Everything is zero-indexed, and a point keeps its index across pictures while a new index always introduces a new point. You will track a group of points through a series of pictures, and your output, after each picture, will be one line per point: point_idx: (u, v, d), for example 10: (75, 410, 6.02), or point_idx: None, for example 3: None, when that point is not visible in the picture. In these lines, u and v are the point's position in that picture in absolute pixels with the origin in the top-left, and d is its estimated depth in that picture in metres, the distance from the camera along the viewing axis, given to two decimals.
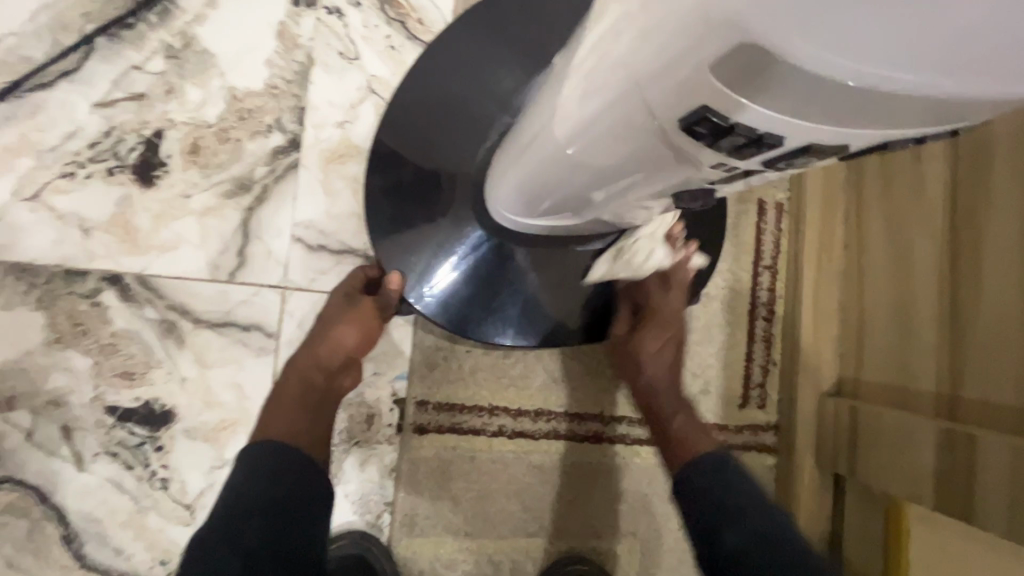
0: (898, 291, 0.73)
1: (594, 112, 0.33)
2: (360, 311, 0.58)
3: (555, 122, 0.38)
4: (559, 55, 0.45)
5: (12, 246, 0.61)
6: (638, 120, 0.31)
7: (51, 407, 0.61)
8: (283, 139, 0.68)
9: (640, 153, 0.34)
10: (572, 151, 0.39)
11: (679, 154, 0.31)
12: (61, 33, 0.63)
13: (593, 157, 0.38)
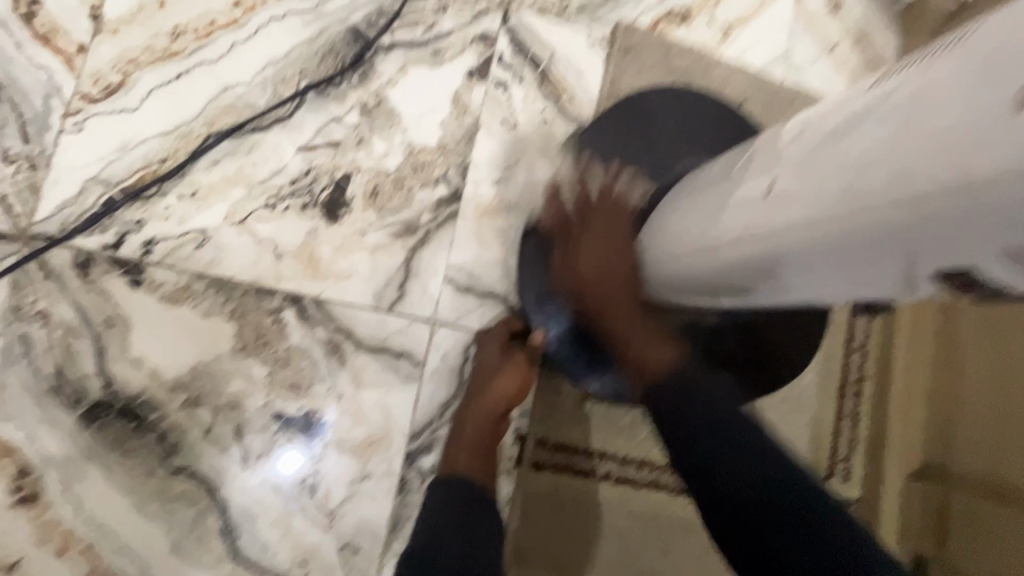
0: (990, 387, 0.75)
1: (817, 237, 0.41)
2: (516, 363, 0.70)
3: (760, 235, 0.47)
4: (736, 170, 0.54)
5: (218, 262, 0.69)
6: (868, 258, 0.38)
7: (229, 408, 0.68)
8: (447, 190, 0.77)
9: (849, 276, 0.42)
10: (771, 259, 0.47)
11: (898, 284, 0.39)
12: (282, 86, 0.73)
13: (792, 268, 0.46)
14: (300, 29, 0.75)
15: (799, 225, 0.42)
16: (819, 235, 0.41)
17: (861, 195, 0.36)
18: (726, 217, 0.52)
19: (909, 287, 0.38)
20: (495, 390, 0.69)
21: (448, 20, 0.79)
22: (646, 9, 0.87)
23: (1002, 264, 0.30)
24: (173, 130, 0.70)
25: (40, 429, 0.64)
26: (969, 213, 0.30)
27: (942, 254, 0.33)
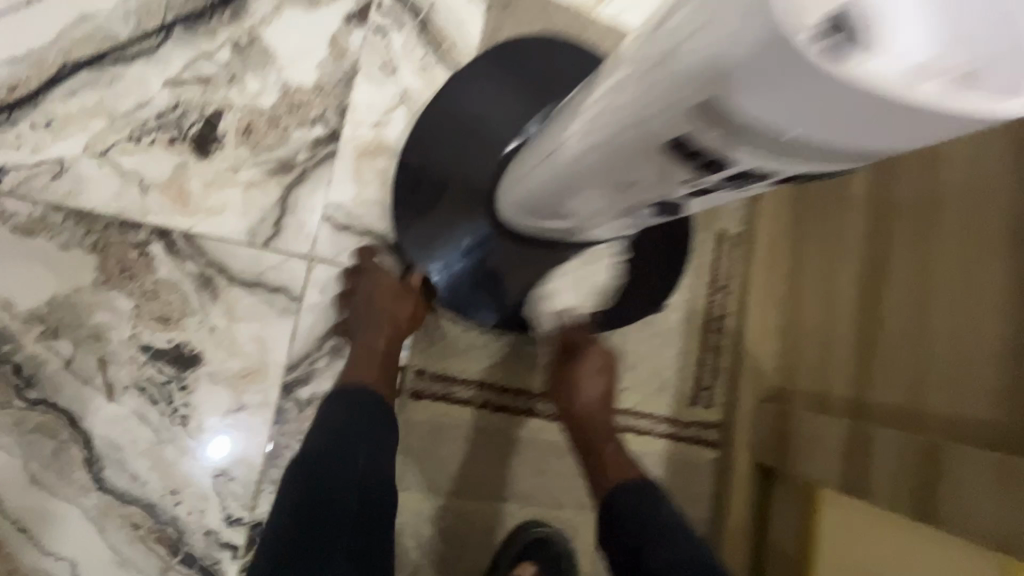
0: (824, 310, 0.85)
1: (602, 133, 0.44)
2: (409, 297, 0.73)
3: (571, 140, 0.50)
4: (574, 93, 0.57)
5: (78, 194, 0.69)
6: (632, 146, 0.41)
7: (93, 340, 0.68)
8: (324, 131, 0.79)
9: (630, 169, 0.44)
10: (578, 162, 0.50)
11: (661, 169, 0.41)
12: (146, 19, 0.72)
13: (592, 170, 0.49)
14: None
15: (592, 123, 0.45)
16: (624, 140, 0.41)
17: (625, 83, 0.39)
18: (555, 136, 0.55)
19: (670, 175, 0.41)
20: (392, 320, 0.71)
21: None
22: None
23: (705, 129, 0.32)
24: (26, 58, 0.68)
25: None
26: (671, 75, 0.32)
27: (669, 127, 0.35)
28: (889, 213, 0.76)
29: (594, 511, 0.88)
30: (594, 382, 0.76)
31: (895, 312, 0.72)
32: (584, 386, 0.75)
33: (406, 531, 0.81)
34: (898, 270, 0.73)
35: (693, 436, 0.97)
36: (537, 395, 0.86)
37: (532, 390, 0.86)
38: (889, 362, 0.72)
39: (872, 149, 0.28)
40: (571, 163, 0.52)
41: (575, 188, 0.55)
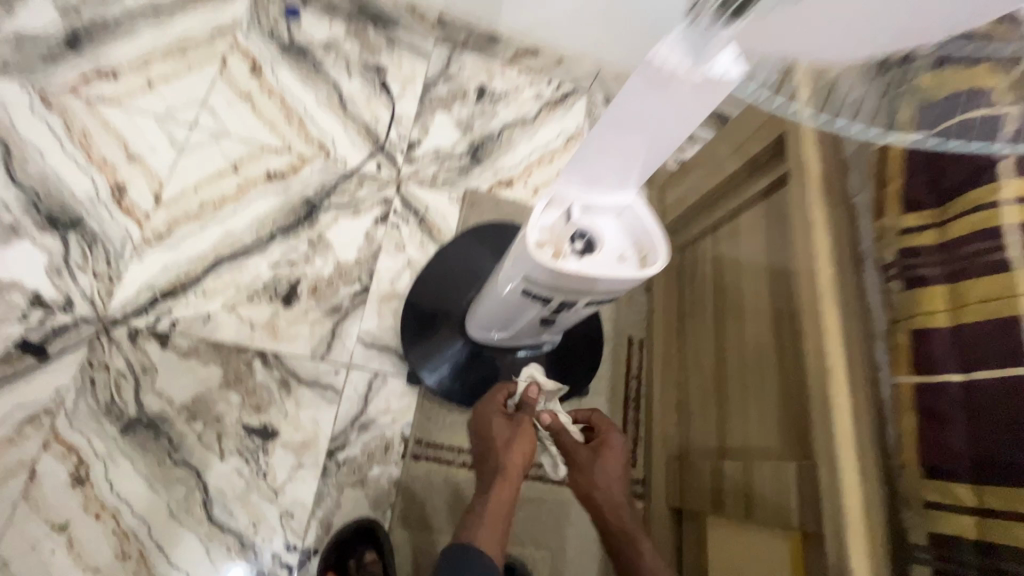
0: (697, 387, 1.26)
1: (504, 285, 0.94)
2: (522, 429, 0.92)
3: (493, 289, 1.00)
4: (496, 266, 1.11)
5: (215, 332, 1.15)
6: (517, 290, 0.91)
7: (215, 421, 1.09)
8: (360, 286, 1.28)
9: (520, 301, 0.93)
10: (499, 300, 0.99)
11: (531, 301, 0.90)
12: (262, 231, 1.26)
13: (506, 303, 0.98)
14: (275, 199, 1.30)
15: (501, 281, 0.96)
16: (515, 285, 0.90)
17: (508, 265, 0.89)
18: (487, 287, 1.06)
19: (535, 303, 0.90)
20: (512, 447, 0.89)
21: (364, 191, 1.37)
22: (485, 180, 1.49)
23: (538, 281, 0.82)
24: (195, 257, 1.20)
25: (93, 436, 1.03)
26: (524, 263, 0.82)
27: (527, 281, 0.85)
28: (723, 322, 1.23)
29: (546, 547, 1.21)
30: (611, 489, 0.93)
31: (731, 382, 1.15)
32: (609, 490, 0.93)
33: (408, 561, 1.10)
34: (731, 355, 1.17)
35: (622, 489, 1.30)
36: None
37: None
38: (731, 414, 1.12)
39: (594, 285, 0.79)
40: (496, 300, 1.01)
41: (501, 313, 1.03)
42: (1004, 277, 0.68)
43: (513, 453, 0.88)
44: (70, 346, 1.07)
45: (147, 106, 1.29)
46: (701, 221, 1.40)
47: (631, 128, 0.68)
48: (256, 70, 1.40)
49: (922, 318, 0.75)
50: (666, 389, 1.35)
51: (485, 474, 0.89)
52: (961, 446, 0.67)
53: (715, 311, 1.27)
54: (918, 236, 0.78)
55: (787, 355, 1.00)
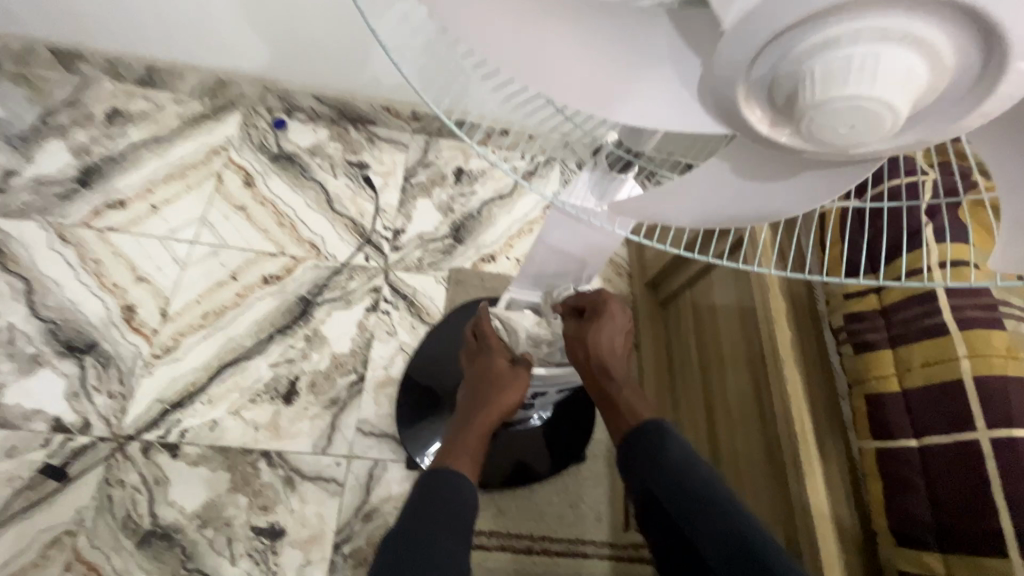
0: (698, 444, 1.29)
1: None
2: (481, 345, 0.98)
3: None
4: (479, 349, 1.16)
5: (221, 437, 1.22)
6: None
7: (225, 525, 1.14)
8: (356, 376, 1.34)
9: None
10: None
11: None
12: (261, 333, 1.35)
13: None
14: (272, 301, 1.39)
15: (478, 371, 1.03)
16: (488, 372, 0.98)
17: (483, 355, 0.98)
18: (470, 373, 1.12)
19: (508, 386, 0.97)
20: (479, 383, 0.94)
21: (355, 283, 1.45)
22: (469, 257, 1.56)
23: None
24: (200, 365, 1.28)
25: (112, 552, 1.09)
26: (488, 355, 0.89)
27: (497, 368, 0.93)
28: (711, 377, 1.28)
29: None
30: (616, 358, 0.90)
31: (727, 436, 1.19)
32: (617, 374, 0.89)
33: None
34: (722, 410, 1.22)
35: (630, 554, 1.29)
36: (503, 533, 1.26)
37: (499, 529, 1.27)
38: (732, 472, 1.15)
39: None
40: None
41: None
42: (942, 341, 0.71)
43: (494, 395, 0.91)
44: (89, 466, 1.15)
45: (152, 228, 1.41)
46: (677, 279, 1.46)
47: (574, 239, 0.87)
48: (248, 181, 1.53)
49: (874, 382, 0.76)
50: None
51: (466, 405, 0.93)
52: (924, 515, 0.68)
53: (703, 369, 1.32)
54: (860, 301, 0.81)
55: (768, 415, 1.04)
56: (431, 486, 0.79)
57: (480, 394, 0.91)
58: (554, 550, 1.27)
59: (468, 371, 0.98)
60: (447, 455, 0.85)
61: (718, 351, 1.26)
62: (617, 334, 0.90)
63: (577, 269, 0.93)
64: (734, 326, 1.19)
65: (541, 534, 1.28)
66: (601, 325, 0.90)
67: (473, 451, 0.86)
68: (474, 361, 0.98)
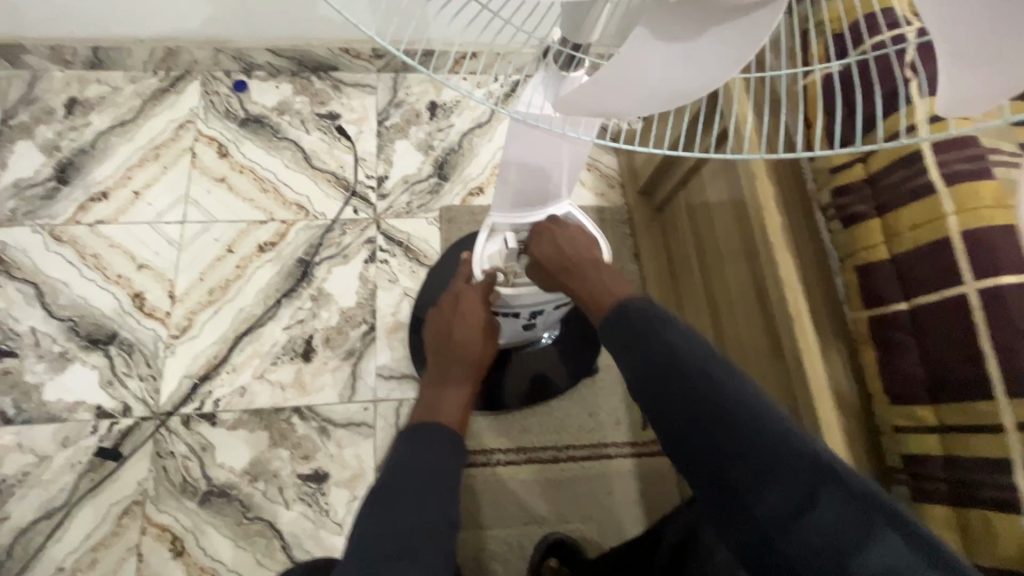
0: (704, 334, 1.31)
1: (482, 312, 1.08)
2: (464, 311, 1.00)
3: None
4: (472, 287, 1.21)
5: (253, 400, 1.29)
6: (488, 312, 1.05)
7: (274, 476, 1.24)
8: (367, 326, 1.38)
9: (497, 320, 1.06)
10: None
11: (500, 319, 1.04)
12: (267, 299, 1.38)
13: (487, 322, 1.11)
14: (272, 267, 1.41)
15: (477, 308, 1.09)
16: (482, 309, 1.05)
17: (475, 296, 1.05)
18: None
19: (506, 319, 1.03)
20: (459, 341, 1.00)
21: (348, 237, 1.46)
22: (457, 194, 1.54)
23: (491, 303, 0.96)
24: (218, 339, 1.33)
25: (179, 513, 1.20)
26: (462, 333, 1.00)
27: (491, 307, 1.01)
28: (709, 270, 1.28)
29: (593, 518, 1.30)
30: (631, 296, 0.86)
31: (729, 326, 1.20)
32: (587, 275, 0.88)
33: (468, 558, 1.25)
34: (722, 300, 1.23)
35: (651, 449, 1.37)
36: (530, 447, 1.34)
37: (526, 445, 1.35)
38: (734, 358, 1.18)
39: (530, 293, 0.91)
40: None
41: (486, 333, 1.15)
42: (929, 200, 0.70)
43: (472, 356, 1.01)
44: (138, 444, 1.23)
45: (140, 215, 1.42)
46: (668, 183, 1.43)
47: (536, 161, 0.83)
48: (222, 152, 1.50)
49: (864, 253, 0.77)
50: None
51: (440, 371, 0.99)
52: (916, 371, 0.70)
53: (702, 267, 1.32)
54: (847, 173, 0.79)
55: (759, 302, 1.06)
56: (413, 447, 0.77)
57: (454, 359, 0.99)
58: (580, 456, 1.35)
59: (434, 338, 1.03)
60: (429, 414, 0.91)
61: (713, 242, 1.25)
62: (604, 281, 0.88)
63: (553, 191, 0.90)
64: (726, 214, 1.17)
65: (566, 444, 1.36)
66: (549, 240, 0.92)
67: (454, 408, 0.93)
68: (446, 323, 1.01)
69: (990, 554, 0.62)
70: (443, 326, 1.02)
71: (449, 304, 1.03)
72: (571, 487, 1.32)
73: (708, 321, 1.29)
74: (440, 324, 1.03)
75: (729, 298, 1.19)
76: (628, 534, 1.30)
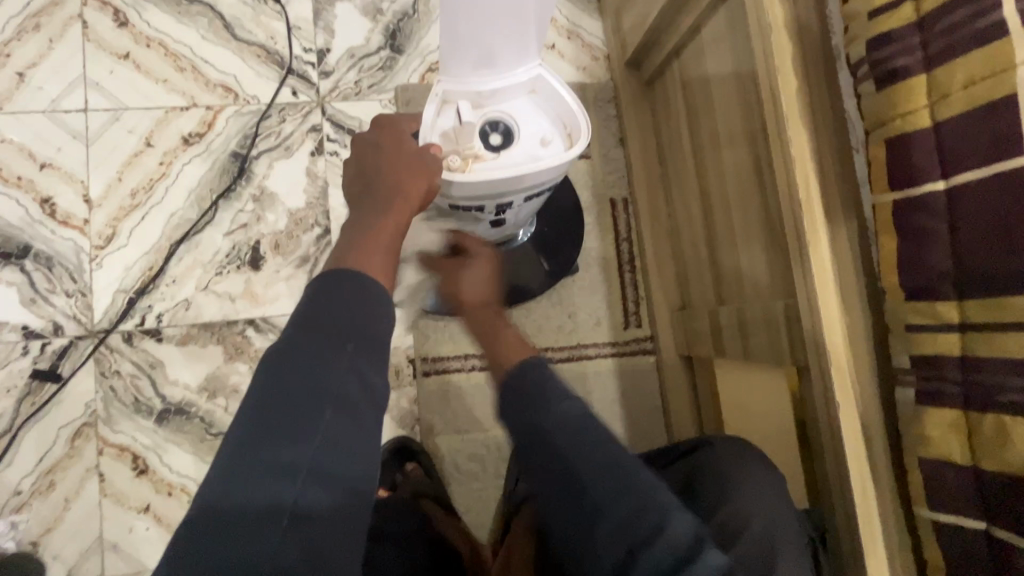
0: (692, 229, 1.19)
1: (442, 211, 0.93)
2: (405, 146, 0.73)
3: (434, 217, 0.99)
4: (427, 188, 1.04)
5: (200, 315, 1.17)
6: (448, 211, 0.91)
7: (234, 392, 1.16)
8: (320, 229, 1.23)
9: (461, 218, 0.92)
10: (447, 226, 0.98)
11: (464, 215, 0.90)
12: (202, 202, 1.20)
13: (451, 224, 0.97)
14: (202, 164, 1.21)
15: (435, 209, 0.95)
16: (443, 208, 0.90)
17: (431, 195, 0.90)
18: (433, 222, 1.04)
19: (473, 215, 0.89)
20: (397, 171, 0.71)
21: (289, 125, 1.25)
22: (414, 70, 1.30)
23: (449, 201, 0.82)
24: (151, 249, 1.18)
25: (136, 433, 1.13)
26: (383, 172, 0.71)
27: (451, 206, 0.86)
28: (703, 154, 1.12)
29: None
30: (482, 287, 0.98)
31: (721, 220, 1.08)
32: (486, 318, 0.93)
33: (445, 462, 1.23)
34: (714, 190, 1.09)
35: (632, 349, 1.32)
36: None
37: None
38: (726, 255, 1.07)
39: (491, 185, 0.75)
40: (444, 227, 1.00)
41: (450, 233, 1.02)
42: (996, 46, 0.55)
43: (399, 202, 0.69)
44: (79, 364, 1.13)
45: (30, 102, 1.18)
46: (661, 49, 1.21)
47: None
48: (120, 20, 1.22)
49: (900, 121, 0.62)
50: (660, 240, 1.30)
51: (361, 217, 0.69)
52: (944, 262, 0.60)
53: (695, 150, 1.15)
54: (891, 17, 0.62)
55: (759, 188, 0.93)
56: (318, 304, 0.60)
57: (384, 191, 0.69)
58: (560, 358, 1.29)
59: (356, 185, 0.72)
60: (355, 249, 0.64)
61: (709, 119, 1.08)
62: (480, 280, 0.97)
63: (519, 38, 0.73)
64: (727, 85, 0.99)
65: (545, 346, 1.29)
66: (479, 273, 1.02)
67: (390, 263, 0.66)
68: (370, 166, 0.72)
69: (1000, 459, 0.57)
70: (369, 153, 0.74)
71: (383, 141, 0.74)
72: None
73: (700, 214, 1.16)
74: (366, 154, 0.74)
75: (725, 184, 1.05)
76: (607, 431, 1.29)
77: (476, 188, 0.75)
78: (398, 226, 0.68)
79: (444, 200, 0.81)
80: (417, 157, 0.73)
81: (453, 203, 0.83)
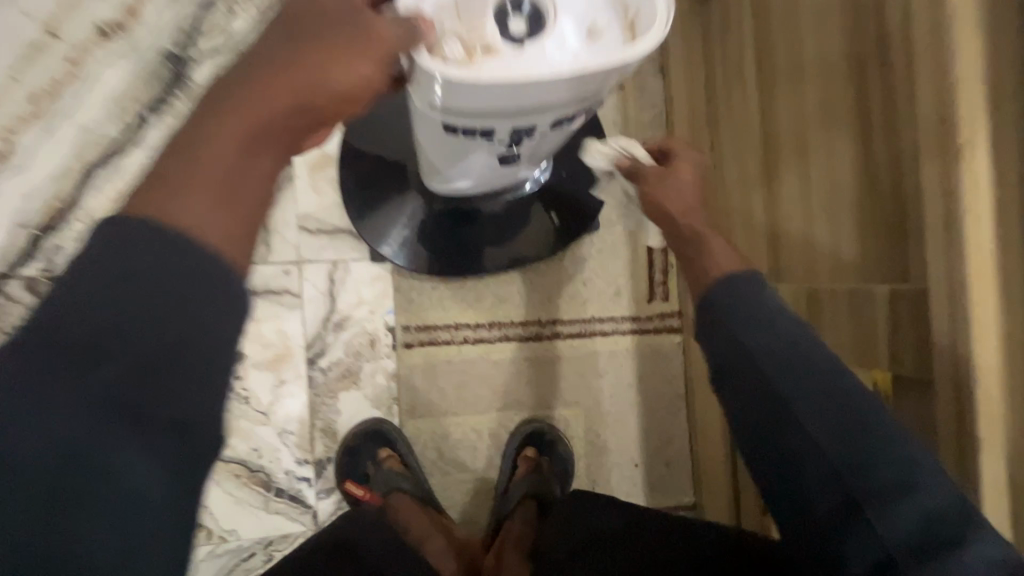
0: (743, 186, 0.95)
1: (429, 139, 0.66)
2: (316, 53, 0.44)
3: (423, 149, 0.73)
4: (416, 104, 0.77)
5: None
6: (437, 138, 0.64)
7: None
8: None
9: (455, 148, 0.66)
10: (439, 161, 0.72)
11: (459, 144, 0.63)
12: (125, 115, 0.94)
13: (445, 160, 0.71)
14: (125, 65, 0.94)
15: (422, 137, 0.68)
16: (431, 132, 0.64)
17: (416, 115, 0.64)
18: (422, 157, 0.78)
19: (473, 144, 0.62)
20: (268, 96, 0.42)
21: (239, 21, 0.97)
22: None
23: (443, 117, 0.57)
24: (58, 172, 0.92)
25: None
26: (254, 92, 0.42)
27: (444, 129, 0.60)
28: (770, 86, 0.86)
29: (580, 404, 1.09)
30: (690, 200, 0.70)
31: (790, 175, 0.83)
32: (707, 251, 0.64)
33: (428, 449, 1.03)
34: (783, 135, 0.84)
35: (655, 326, 1.11)
36: (506, 323, 1.05)
37: (501, 320, 1.05)
38: (795, 221, 0.84)
39: (508, 90, 0.51)
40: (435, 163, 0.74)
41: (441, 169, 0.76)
42: None
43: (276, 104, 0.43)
44: None
45: None
46: None
47: None
48: None
49: None
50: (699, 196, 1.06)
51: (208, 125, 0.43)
52: None
53: (759, 81, 0.89)
54: None
55: (880, 136, 0.68)
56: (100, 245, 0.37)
57: (240, 122, 0.41)
58: (569, 333, 1.08)
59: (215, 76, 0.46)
60: (155, 199, 0.39)
61: (788, 37, 0.82)
62: (692, 193, 0.69)
63: None
64: None
65: (553, 318, 1.07)
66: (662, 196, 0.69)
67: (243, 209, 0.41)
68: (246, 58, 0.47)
69: None
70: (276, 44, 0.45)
71: (302, 6, 0.46)
72: (555, 369, 1.07)
73: (756, 166, 0.91)
74: (272, 40, 0.45)
75: (809, 129, 0.79)
76: (620, 420, 1.10)
77: (483, 93, 0.51)
78: (236, 163, 0.41)
79: (436, 105, 0.55)
80: (324, 74, 0.44)
81: (449, 113, 0.57)
